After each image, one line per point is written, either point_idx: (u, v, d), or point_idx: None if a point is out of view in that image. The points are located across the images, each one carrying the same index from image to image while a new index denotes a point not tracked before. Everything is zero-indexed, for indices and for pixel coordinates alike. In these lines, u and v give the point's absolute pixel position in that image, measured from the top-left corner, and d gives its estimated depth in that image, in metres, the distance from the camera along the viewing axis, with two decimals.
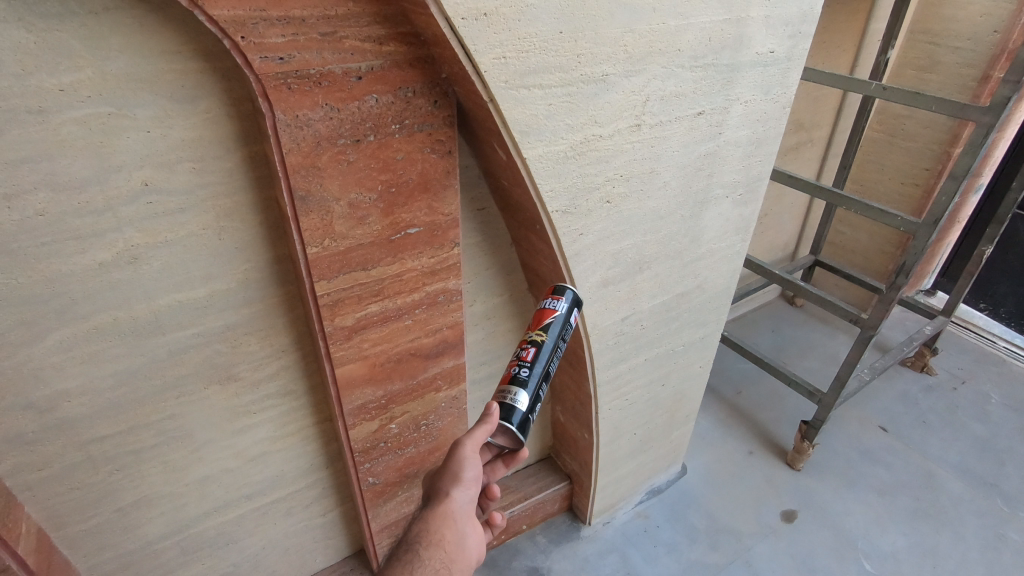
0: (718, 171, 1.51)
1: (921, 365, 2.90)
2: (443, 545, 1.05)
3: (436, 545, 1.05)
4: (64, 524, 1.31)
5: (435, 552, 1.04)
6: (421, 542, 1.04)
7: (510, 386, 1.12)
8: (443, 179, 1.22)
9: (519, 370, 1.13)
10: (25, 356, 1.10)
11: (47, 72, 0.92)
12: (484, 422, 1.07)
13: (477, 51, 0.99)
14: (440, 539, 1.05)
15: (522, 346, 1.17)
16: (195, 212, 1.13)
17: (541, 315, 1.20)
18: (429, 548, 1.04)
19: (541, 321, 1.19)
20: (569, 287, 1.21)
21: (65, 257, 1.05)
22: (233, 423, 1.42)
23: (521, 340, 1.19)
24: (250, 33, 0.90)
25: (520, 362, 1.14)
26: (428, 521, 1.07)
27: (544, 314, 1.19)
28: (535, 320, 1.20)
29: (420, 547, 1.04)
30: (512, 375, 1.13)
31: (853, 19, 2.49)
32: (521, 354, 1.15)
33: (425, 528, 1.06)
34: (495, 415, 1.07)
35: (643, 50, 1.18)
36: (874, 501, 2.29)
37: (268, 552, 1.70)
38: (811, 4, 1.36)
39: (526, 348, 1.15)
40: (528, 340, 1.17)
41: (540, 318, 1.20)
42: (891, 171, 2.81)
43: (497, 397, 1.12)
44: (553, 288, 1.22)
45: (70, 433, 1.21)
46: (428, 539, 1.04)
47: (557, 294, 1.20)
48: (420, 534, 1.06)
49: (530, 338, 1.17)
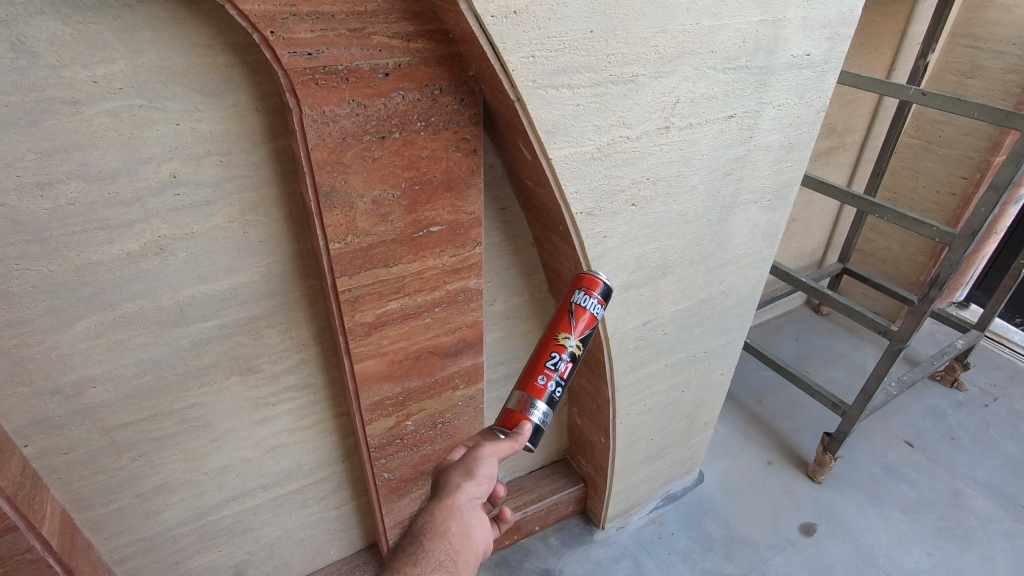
0: (747, 176, 1.47)
1: (951, 380, 2.81)
2: (448, 537, 1.00)
3: (441, 536, 1.00)
4: (88, 507, 1.34)
5: (440, 544, 0.99)
6: (426, 532, 1.00)
7: (540, 404, 1.11)
8: (466, 177, 1.21)
9: (554, 388, 1.13)
10: (54, 342, 1.12)
11: (82, 63, 0.93)
12: (513, 438, 1.08)
13: (506, 49, 0.98)
14: (446, 531, 1.00)
15: (559, 355, 1.14)
16: (221, 205, 1.14)
17: (581, 318, 1.16)
18: (434, 540, 0.99)
19: (581, 328, 1.15)
20: (603, 282, 1.19)
21: (94, 246, 1.07)
22: (253, 414, 1.44)
23: (558, 342, 1.14)
24: (280, 28, 0.90)
25: (555, 376, 1.13)
26: (435, 512, 1.03)
27: (584, 320, 1.15)
28: (574, 324, 1.15)
29: (424, 537, 0.99)
30: (547, 390, 1.12)
31: (892, 21, 2.42)
32: (559, 366, 1.13)
33: (432, 518, 1.02)
34: (528, 436, 1.09)
35: (676, 50, 1.15)
36: (897, 518, 2.23)
37: (283, 542, 1.72)
38: (852, 5, 1.32)
39: (565, 362, 1.14)
40: (566, 349, 1.14)
41: (577, 320, 1.16)
42: (926, 179, 2.73)
43: (527, 407, 1.11)
44: (597, 281, 1.18)
45: (95, 419, 1.24)
46: (433, 530, 1.00)
47: (597, 293, 1.17)
48: (425, 525, 1.01)
49: (567, 345, 1.14)
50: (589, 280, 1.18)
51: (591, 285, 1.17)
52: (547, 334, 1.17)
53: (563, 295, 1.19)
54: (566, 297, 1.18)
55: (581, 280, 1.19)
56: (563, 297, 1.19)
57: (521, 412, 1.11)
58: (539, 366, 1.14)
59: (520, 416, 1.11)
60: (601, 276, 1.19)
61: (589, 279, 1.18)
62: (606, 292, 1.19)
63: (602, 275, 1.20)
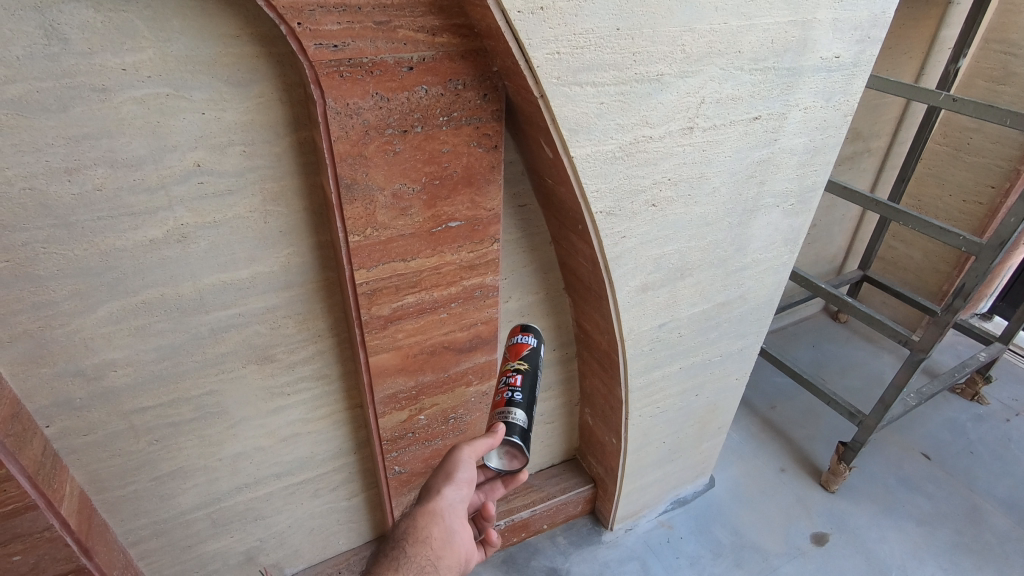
0: (770, 179, 1.45)
1: (972, 393, 2.76)
2: (429, 542, 1.02)
3: (422, 541, 1.02)
4: (106, 489, 1.36)
5: (421, 549, 1.01)
6: (407, 537, 1.02)
7: (506, 408, 1.10)
8: (487, 174, 1.21)
9: (512, 394, 1.12)
10: (78, 325, 1.14)
11: (112, 51, 0.94)
12: (488, 435, 1.06)
13: (531, 45, 0.97)
14: (427, 536, 1.02)
15: (507, 375, 1.16)
16: (243, 195, 1.15)
17: (515, 348, 1.21)
18: (414, 544, 1.01)
19: (517, 350, 1.19)
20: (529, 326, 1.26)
21: (119, 232, 1.08)
22: (269, 403, 1.45)
23: (503, 369, 1.18)
24: (307, 20, 0.90)
25: (510, 388, 1.13)
26: (417, 517, 1.05)
27: (521, 346, 1.19)
28: (510, 354, 1.20)
29: (405, 542, 1.01)
30: (505, 397, 1.12)
31: (923, 25, 2.37)
32: (508, 379, 1.14)
33: (414, 524, 1.04)
34: (500, 434, 1.05)
35: (703, 50, 1.14)
36: (912, 531, 2.20)
37: (293, 531, 1.74)
38: (884, 7, 1.29)
39: (511, 376, 1.15)
40: (511, 369, 1.17)
41: (515, 350, 1.20)
42: (953, 187, 2.67)
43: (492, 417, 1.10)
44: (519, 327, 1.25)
45: (115, 402, 1.25)
46: (414, 535, 1.02)
47: (525, 331, 1.23)
48: (406, 530, 1.03)
49: (512, 367, 1.17)
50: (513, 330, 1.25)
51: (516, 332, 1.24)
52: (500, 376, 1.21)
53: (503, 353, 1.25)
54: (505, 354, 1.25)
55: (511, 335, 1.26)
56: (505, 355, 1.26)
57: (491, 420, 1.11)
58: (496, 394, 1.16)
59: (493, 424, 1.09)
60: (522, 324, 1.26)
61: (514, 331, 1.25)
62: (530, 328, 1.24)
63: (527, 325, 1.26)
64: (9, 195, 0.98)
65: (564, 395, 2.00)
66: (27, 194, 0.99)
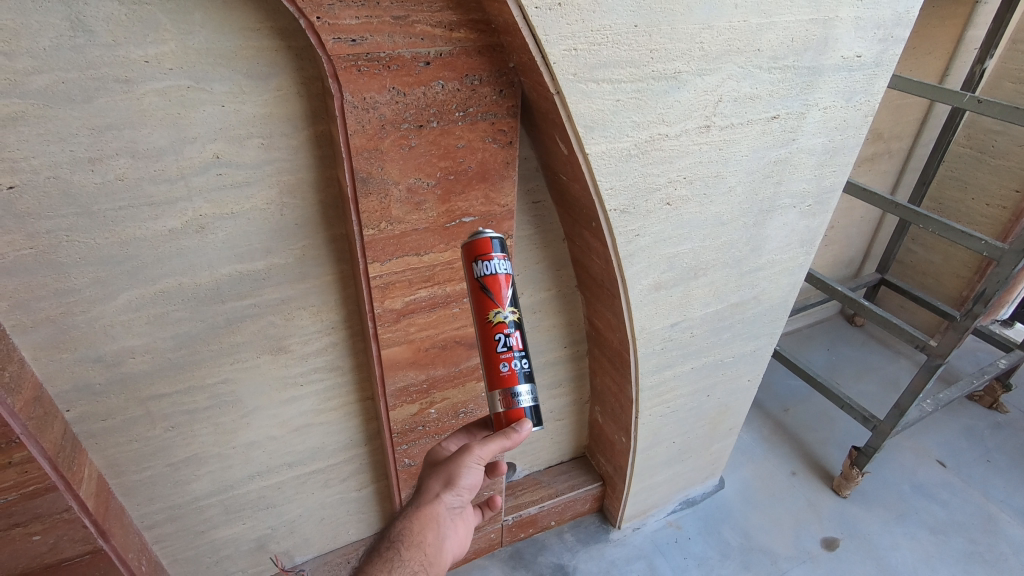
0: (788, 180, 1.44)
1: (991, 401, 2.71)
2: (423, 547, 0.99)
3: (417, 545, 0.99)
4: (123, 473, 1.39)
5: (416, 554, 0.98)
6: (402, 540, 0.99)
7: (520, 387, 1.03)
8: (501, 169, 1.21)
9: (522, 363, 1.04)
10: (98, 312, 1.16)
11: (135, 43, 0.96)
12: (504, 436, 1.00)
13: (548, 41, 0.97)
14: (422, 540, 0.99)
15: (503, 333, 1.03)
16: (261, 187, 1.17)
17: (497, 285, 1.03)
18: (409, 549, 0.98)
19: (503, 292, 1.03)
20: (493, 236, 1.03)
21: (139, 222, 1.10)
22: (282, 393, 1.47)
23: (495, 322, 1.02)
24: (326, 14, 0.91)
25: (516, 353, 1.03)
26: (413, 519, 1.01)
27: (502, 285, 1.03)
28: (493, 298, 1.02)
29: (400, 546, 0.98)
30: (516, 371, 1.03)
31: (949, 24, 2.32)
32: (511, 342, 1.03)
33: (409, 526, 1.00)
34: (523, 434, 1.00)
35: (721, 48, 1.13)
36: (925, 539, 2.16)
37: (304, 520, 1.76)
38: (908, 6, 1.27)
39: (511, 335, 1.03)
40: (505, 323, 1.03)
41: (496, 291, 1.02)
42: (976, 191, 2.62)
43: (511, 402, 1.02)
44: (487, 240, 1.02)
45: (132, 388, 1.28)
46: (409, 538, 0.99)
47: (496, 252, 1.03)
48: (401, 532, 1.00)
49: (504, 319, 1.03)
50: (480, 244, 1.02)
51: (485, 249, 1.02)
52: (478, 322, 1.05)
53: (467, 277, 1.05)
54: (470, 278, 1.05)
55: (471, 249, 1.04)
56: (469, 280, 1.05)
57: (510, 408, 1.03)
58: (494, 357, 1.03)
59: (518, 413, 1.03)
60: (488, 233, 1.03)
61: (479, 245, 1.03)
62: (501, 243, 1.03)
63: (489, 230, 1.04)
64: (34, 183, 1.00)
65: (574, 392, 2.00)
66: (52, 182, 1.01)
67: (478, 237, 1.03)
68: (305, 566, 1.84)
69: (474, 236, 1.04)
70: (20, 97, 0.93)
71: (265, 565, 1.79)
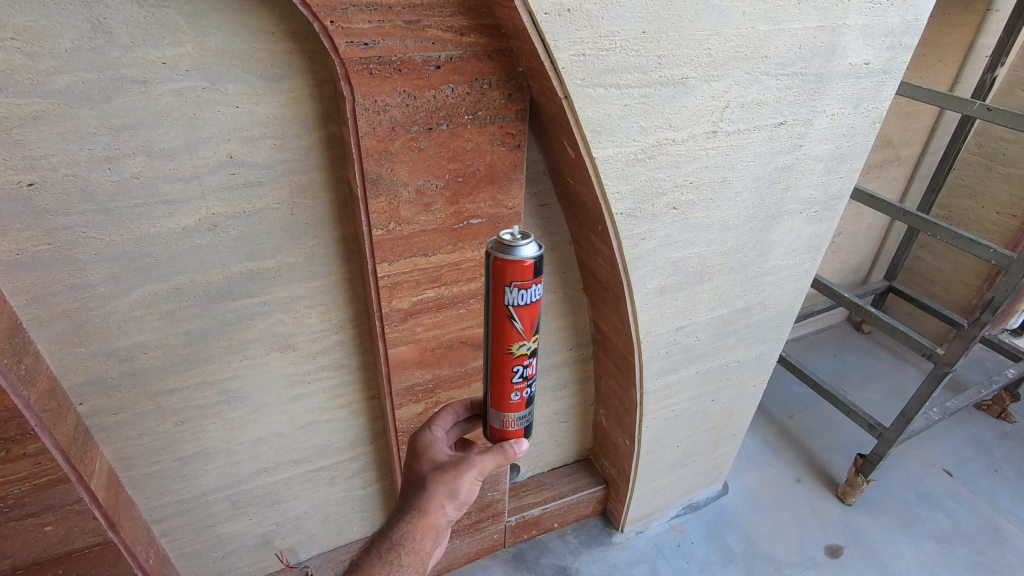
0: (794, 186, 1.44)
1: (998, 411, 2.70)
2: (421, 555, 0.96)
3: (416, 553, 0.95)
4: (133, 467, 1.41)
5: (415, 562, 0.94)
6: (404, 544, 0.94)
7: (523, 411, 1.08)
8: (509, 172, 1.23)
9: (529, 389, 1.07)
10: (112, 308, 1.18)
11: (153, 45, 0.98)
12: (502, 451, 1.03)
13: (557, 47, 0.98)
14: (421, 549, 0.95)
15: (523, 364, 1.02)
16: (273, 186, 1.19)
17: (524, 316, 0.97)
18: (410, 555, 0.94)
19: (531, 325, 0.99)
20: (532, 259, 0.92)
21: (154, 219, 1.12)
22: (289, 390, 1.49)
23: (518, 356, 1.00)
24: (339, 18, 0.93)
25: (527, 382, 1.05)
26: (414, 525, 0.96)
27: (529, 319, 0.97)
28: (521, 333, 0.98)
29: (401, 549, 0.94)
30: (525, 398, 1.07)
31: (960, 32, 2.32)
32: (527, 374, 1.04)
33: (409, 533, 0.95)
34: (521, 454, 1.05)
35: (729, 54, 1.14)
36: (930, 548, 2.15)
37: (309, 517, 1.77)
38: (916, 14, 1.27)
39: (527, 365, 1.03)
40: (525, 355, 1.02)
41: (524, 324, 0.98)
42: (986, 199, 2.61)
43: (512, 424, 1.08)
44: (526, 266, 0.92)
45: (143, 382, 1.30)
46: (412, 544, 0.94)
47: (533, 283, 0.94)
48: (403, 535, 0.95)
49: (525, 351, 1.01)
50: (519, 272, 0.92)
51: (523, 277, 0.92)
52: (498, 348, 1.01)
53: (494, 298, 0.95)
54: (496, 299, 0.96)
55: (504, 271, 0.92)
56: (494, 298, 0.96)
57: (509, 428, 1.09)
58: (507, 385, 1.04)
59: (515, 434, 1.10)
60: (529, 256, 0.91)
61: (517, 270, 0.92)
62: (539, 268, 0.94)
63: (527, 249, 0.91)
64: (53, 180, 1.02)
65: (578, 395, 2.01)
66: (70, 179, 1.03)
67: (517, 260, 0.90)
68: (310, 562, 1.86)
69: (511, 255, 0.91)
70: (41, 97, 0.95)
71: (271, 560, 1.81)
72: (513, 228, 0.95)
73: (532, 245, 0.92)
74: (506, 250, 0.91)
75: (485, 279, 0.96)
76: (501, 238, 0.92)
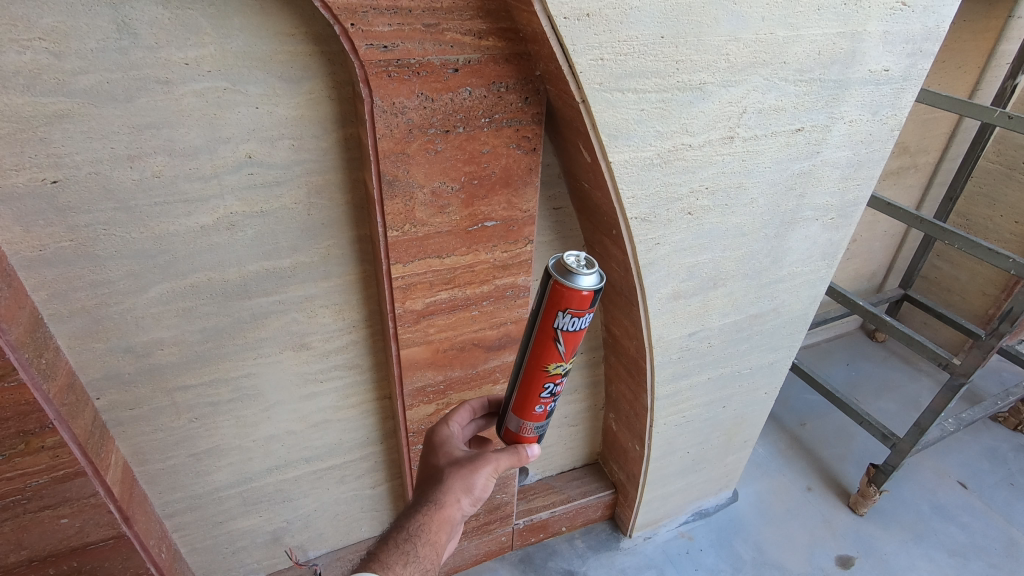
0: (811, 192, 1.43)
1: (1015, 423, 2.65)
2: (436, 547, 0.96)
3: (431, 545, 0.95)
4: (148, 461, 1.43)
5: (430, 553, 0.95)
6: (419, 536, 0.95)
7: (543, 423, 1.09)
8: (525, 175, 1.23)
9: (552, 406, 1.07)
10: (131, 305, 1.20)
11: (176, 46, 0.99)
12: (516, 454, 1.03)
13: (575, 51, 0.98)
14: (436, 541, 0.95)
15: (554, 383, 1.03)
16: (290, 187, 1.20)
17: (570, 341, 0.97)
18: (426, 546, 0.94)
19: (572, 350, 0.99)
20: (592, 292, 0.92)
21: (173, 218, 1.14)
22: (302, 389, 1.50)
23: (552, 375, 1.01)
24: (360, 21, 0.94)
25: (553, 399, 1.05)
26: (430, 517, 0.96)
27: (575, 344, 0.98)
28: (563, 351, 0.99)
29: (417, 540, 0.94)
30: (547, 412, 1.07)
31: (980, 39, 2.29)
32: (555, 392, 1.04)
33: (425, 524, 0.95)
34: (533, 458, 1.05)
35: (746, 60, 1.13)
36: (944, 560, 2.12)
37: (319, 514, 1.78)
38: (939, 20, 1.26)
39: (558, 385, 1.03)
40: (558, 375, 1.02)
41: (567, 347, 0.98)
42: (1004, 208, 2.58)
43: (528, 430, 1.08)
44: (583, 297, 0.92)
45: (160, 378, 1.32)
46: (428, 536, 0.95)
47: (586, 312, 0.94)
48: (419, 527, 0.95)
49: (560, 371, 1.02)
50: (576, 300, 0.92)
51: (579, 306, 0.93)
52: (534, 364, 1.01)
53: (545, 318, 0.96)
54: (546, 319, 0.96)
55: (561, 296, 0.93)
56: (544, 318, 0.96)
57: (526, 436, 1.09)
58: (534, 397, 1.04)
59: (529, 440, 1.10)
60: (589, 287, 0.91)
61: (575, 297, 0.92)
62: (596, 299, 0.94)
63: (588, 280, 0.92)
64: (76, 178, 1.04)
65: (589, 399, 2.01)
66: (93, 177, 1.05)
67: (576, 288, 0.91)
68: (319, 561, 1.87)
69: (571, 282, 0.91)
70: (67, 96, 0.97)
71: (280, 557, 1.82)
72: (580, 254, 0.95)
73: (593, 276, 0.92)
74: (568, 276, 0.92)
75: (539, 297, 0.96)
76: (565, 262, 0.93)
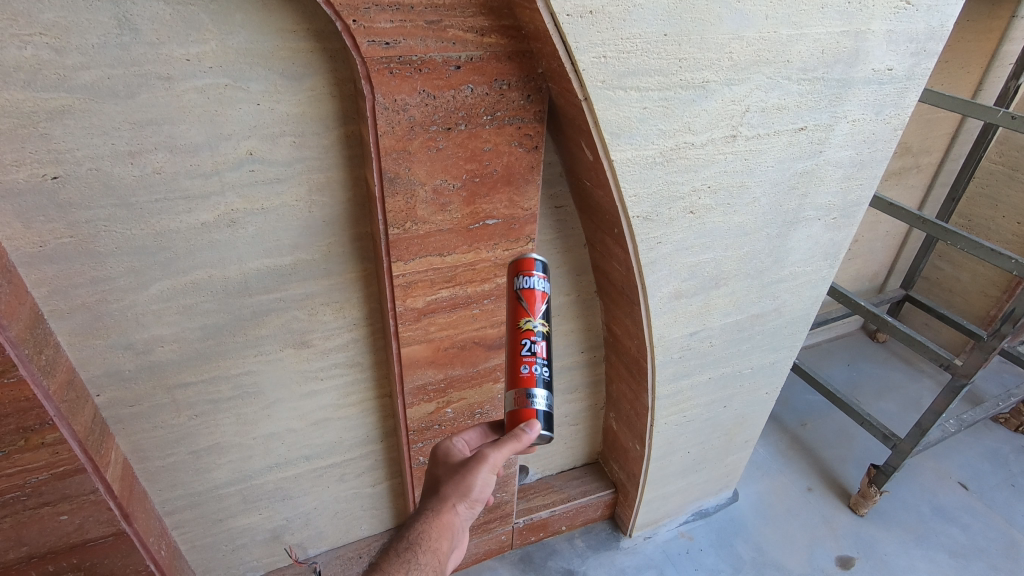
0: (813, 192, 1.43)
1: (1016, 424, 2.65)
2: (437, 554, 0.94)
3: (432, 552, 0.94)
4: (148, 458, 1.43)
5: (431, 559, 0.93)
6: (419, 543, 0.94)
7: (536, 390, 1.05)
8: (526, 174, 1.22)
9: (541, 371, 1.07)
10: (131, 302, 1.20)
11: (177, 42, 0.99)
12: (516, 438, 1.00)
13: (577, 48, 0.98)
14: (437, 547, 0.94)
15: (530, 340, 1.09)
16: (291, 184, 1.20)
17: (531, 297, 1.11)
18: (427, 553, 0.93)
19: (536, 305, 1.11)
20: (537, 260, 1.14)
21: (174, 215, 1.14)
22: (302, 387, 1.49)
23: (524, 329, 1.09)
24: (362, 17, 0.93)
25: (535, 358, 1.07)
26: (430, 524, 0.96)
27: (537, 298, 1.11)
28: (527, 307, 1.11)
29: (418, 548, 0.93)
30: (534, 374, 1.07)
31: (983, 39, 2.28)
32: (534, 348, 1.08)
33: (426, 531, 0.95)
34: (533, 436, 1.01)
35: (750, 58, 1.13)
36: (944, 561, 2.12)
37: (318, 512, 1.78)
38: (943, 19, 1.25)
39: (534, 342, 1.09)
40: (530, 331, 1.09)
41: (529, 302, 1.11)
42: (1007, 209, 2.57)
43: (525, 400, 1.05)
44: (530, 260, 1.13)
45: (160, 375, 1.31)
46: (428, 543, 0.94)
47: (536, 270, 1.12)
48: (419, 534, 0.95)
49: (531, 327, 1.10)
50: (523, 263, 1.13)
51: (526, 266, 1.13)
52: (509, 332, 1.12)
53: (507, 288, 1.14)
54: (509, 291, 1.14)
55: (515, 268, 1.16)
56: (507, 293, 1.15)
57: (523, 406, 1.04)
58: (516, 360, 1.08)
59: (529, 414, 1.04)
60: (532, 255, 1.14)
61: (523, 263, 1.14)
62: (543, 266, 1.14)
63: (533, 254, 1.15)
64: (76, 174, 1.04)
65: (590, 398, 2.00)
66: (94, 174, 1.05)
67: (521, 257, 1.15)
68: (318, 559, 1.86)
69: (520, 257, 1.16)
70: (68, 92, 0.97)
71: (279, 555, 1.82)
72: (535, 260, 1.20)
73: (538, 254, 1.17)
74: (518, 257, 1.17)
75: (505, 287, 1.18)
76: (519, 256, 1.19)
